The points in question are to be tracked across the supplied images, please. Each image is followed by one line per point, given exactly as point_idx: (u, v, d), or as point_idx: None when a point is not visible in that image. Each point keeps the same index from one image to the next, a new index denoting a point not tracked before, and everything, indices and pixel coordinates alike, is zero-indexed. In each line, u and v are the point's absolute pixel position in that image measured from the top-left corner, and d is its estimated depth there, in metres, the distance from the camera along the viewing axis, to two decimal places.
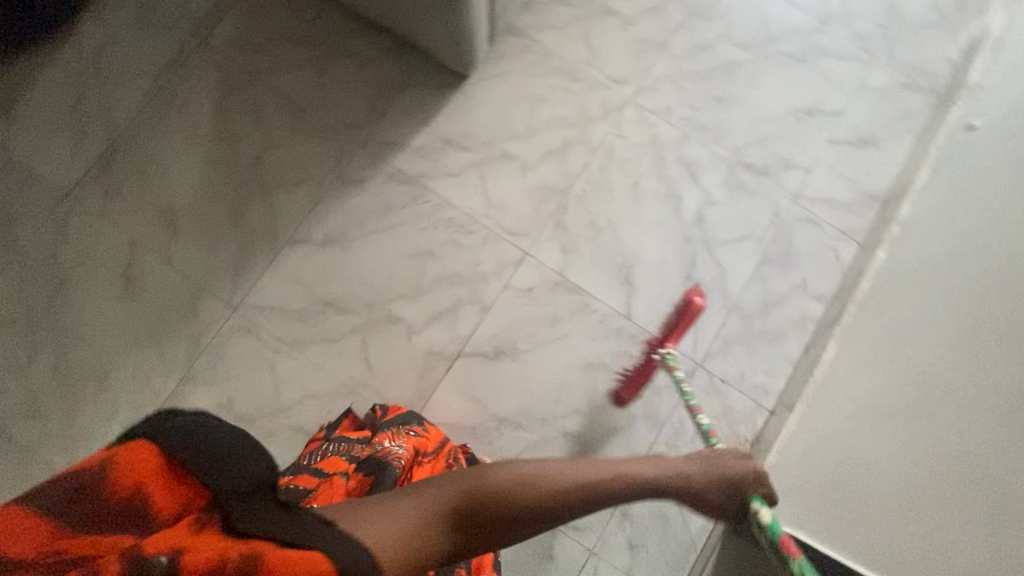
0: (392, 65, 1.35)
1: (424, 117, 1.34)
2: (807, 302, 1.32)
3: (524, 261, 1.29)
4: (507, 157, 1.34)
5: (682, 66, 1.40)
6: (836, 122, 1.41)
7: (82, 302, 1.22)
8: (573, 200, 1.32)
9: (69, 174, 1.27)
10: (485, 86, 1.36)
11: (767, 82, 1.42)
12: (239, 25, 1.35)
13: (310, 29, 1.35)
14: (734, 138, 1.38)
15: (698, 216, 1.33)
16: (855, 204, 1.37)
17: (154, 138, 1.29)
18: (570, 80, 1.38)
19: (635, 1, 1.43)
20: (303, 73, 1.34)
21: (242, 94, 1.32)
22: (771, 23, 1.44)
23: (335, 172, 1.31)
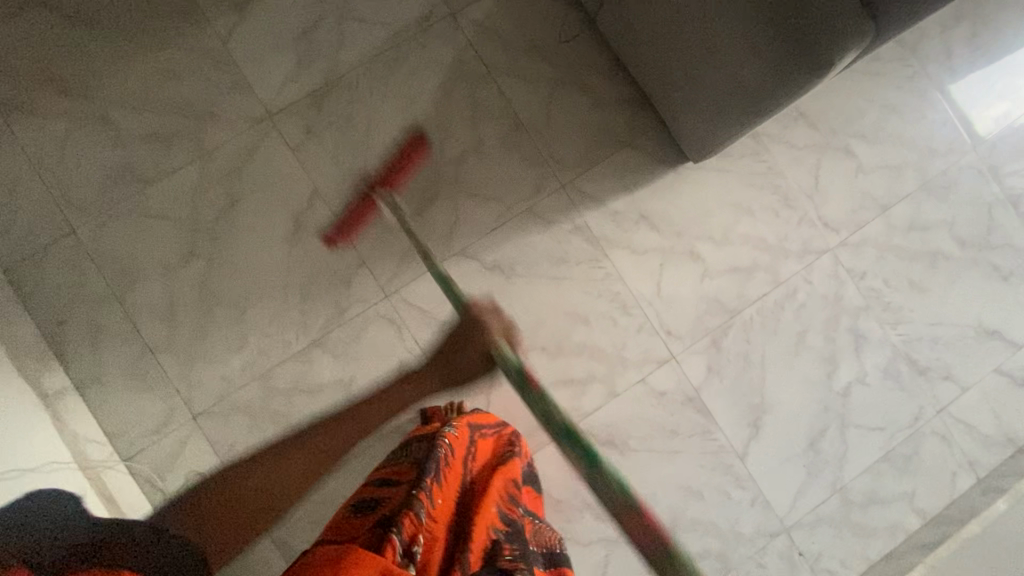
0: (623, 118, 1.29)
1: (632, 183, 1.30)
2: (907, 513, 1.31)
3: (667, 363, 1.27)
4: (692, 255, 1.30)
5: (893, 236, 1.35)
6: (1012, 354, 1.36)
7: (247, 228, 1.20)
8: (736, 325, 1.29)
9: (279, 97, 1.23)
10: (701, 177, 1.31)
11: (965, 286, 1.36)
12: (493, 14, 1.28)
13: (560, 49, 1.29)
14: (910, 329, 1.34)
15: (844, 390, 1.31)
16: (993, 441, 1.34)
17: (371, 94, 1.25)
18: (782, 206, 1.32)
19: (877, 152, 1.36)
20: (535, 90, 1.28)
21: (470, 86, 1.27)
22: (993, 230, 1.38)
23: (527, 202, 1.27)
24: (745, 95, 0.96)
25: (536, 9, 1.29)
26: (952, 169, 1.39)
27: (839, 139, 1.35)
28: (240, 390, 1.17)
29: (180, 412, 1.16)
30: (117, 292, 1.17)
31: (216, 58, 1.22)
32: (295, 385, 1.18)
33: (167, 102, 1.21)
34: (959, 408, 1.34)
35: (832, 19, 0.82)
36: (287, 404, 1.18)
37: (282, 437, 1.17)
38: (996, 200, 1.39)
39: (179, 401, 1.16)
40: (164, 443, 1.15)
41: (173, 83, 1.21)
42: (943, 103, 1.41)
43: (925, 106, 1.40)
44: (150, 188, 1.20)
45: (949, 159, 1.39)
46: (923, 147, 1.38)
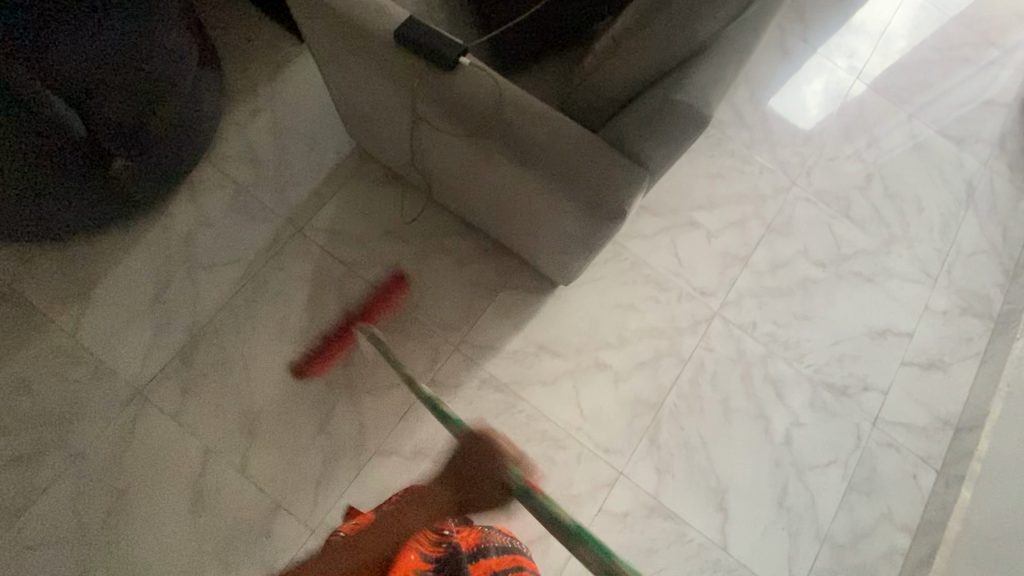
0: (489, 267, 1.36)
1: (519, 319, 1.33)
2: (894, 534, 1.31)
3: (618, 481, 1.25)
4: (600, 366, 1.33)
5: (763, 281, 1.45)
6: (907, 343, 1.46)
7: (143, 517, 1.11)
8: (665, 417, 1.31)
9: (145, 369, 1.19)
10: (579, 292, 1.38)
11: (841, 300, 1.47)
12: (338, 216, 1.34)
13: (410, 227, 1.36)
14: (815, 357, 1.41)
15: (786, 438, 1.34)
16: (931, 429, 1.39)
17: (239, 333, 1.23)
18: (659, 290, 1.41)
19: (717, 214, 1.50)
20: (400, 270, 1.32)
21: (337, 288, 1.29)
22: (842, 243, 1.53)
23: (428, 375, 1.27)
24: (576, 241, 1.01)
25: (376, 199, 1.37)
26: (786, 205, 1.54)
27: (683, 215, 1.48)
28: None
29: None
30: None
31: (69, 353, 1.18)
32: None
33: (24, 418, 1.13)
34: (890, 412, 1.40)
35: (608, 173, 0.86)
36: None
37: None
38: (832, 216, 1.55)
39: None
40: None
41: (25, 397, 1.14)
42: (753, 154, 1.59)
43: (741, 161, 1.57)
44: (23, 518, 1.08)
45: (779, 197, 1.55)
46: (754, 196, 1.54)
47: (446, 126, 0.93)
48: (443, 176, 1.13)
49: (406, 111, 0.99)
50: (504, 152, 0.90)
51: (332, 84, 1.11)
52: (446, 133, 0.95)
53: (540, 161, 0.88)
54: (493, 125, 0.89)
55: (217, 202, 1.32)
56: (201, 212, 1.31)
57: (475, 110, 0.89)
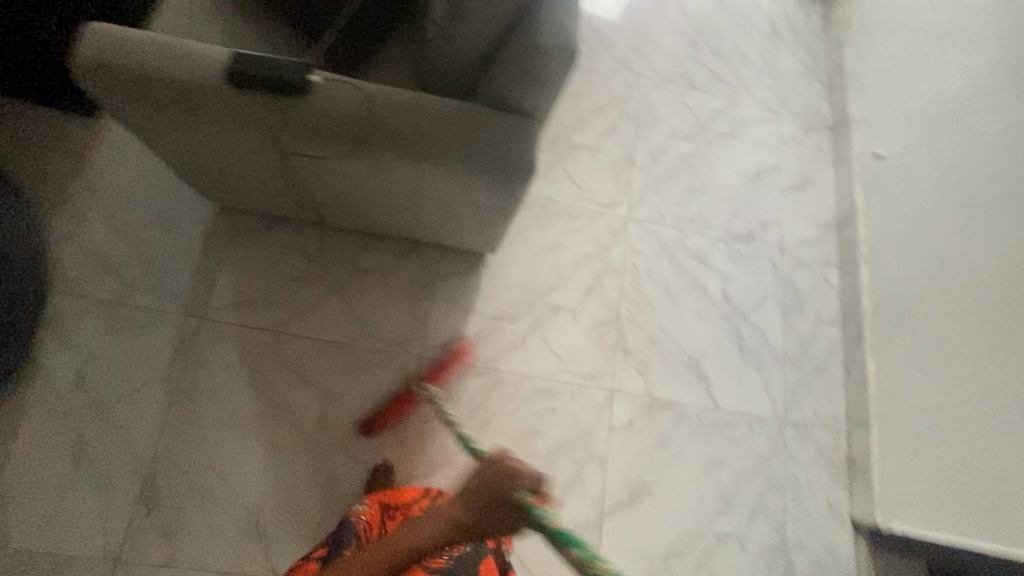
0: (414, 267, 1.32)
1: (466, 302, 1.33)
2: (828, 330, 1.54)
3: (614, 398, 1.35)
4: (555, 309, 1.38)
5: (652, 172, 1.57)
6: (779, 174, 1.67)
7: None
8: (627, 326, 1.41)
9: (110, 534, 1.06)
10: (507, 254, 1.39)
11: (718, 161, 1.63)
12: (237, 286, 1.23)
13: (316, 263, 1.27)
14: (718, 218, 1.57)
15: (725, 295, 1.50)
16: (822, 235, 1.63)
17: (195, 449, 1.13)
18: (574, 219, 1.47)
19: (591, 129, 1.57)
20: (330, 310, 1.25)
21: (275, 356, 1.21)
22: (700, 112, 1.67)
23: (407, 394, 1.24)
24: (493, 209, 1.01)
25: (267, 252, 1.26)
26: (643, 98, 1.64)
27: (563, 144, 1.53)
28: None
29: None
30: None
31: (13, 563, 1.02)
32: None
33: None
34: (789, 236, 1.61)
35: (500, 135, 0.86)
36: None
37: None
38: (683, 91, 1.68)
39: None
40: None
41: None
42: (597, 62, 1.65)
43: (590, 72, 1.63)
44: None
45: (634, 92, 1.64)
46: (613, 100, 1.61)
47: (322, 151, 0.88)
48: (334, 199, 1.06)
49: (270, 151, 0.91)
50: (394, 153, 0.86)
51: (171, 156, 1.00)
52: (326, 158, 0.89)
53: (433, 148, 0.86)
54: (372, 130, 0.85)
55: (94, 330, 1.15)
56: (81, 349, 1.14)
57: (347, 122, 0.84)
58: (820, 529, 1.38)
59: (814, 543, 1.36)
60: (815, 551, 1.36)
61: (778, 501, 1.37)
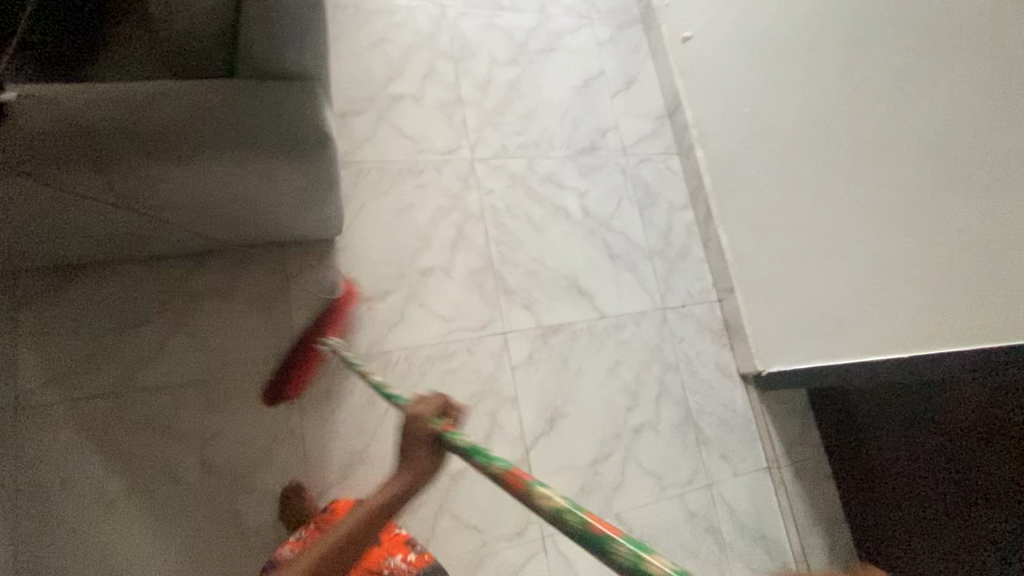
0: (258, 273, 1.19)
1: (330, 294, 1.24)
2: (682, 215, 1.65)
3: (508, 339, 1.36)
4: (425, 272, 1.33)
5: (484, 106, 1.52)
6: (605, 78, 1.69)
7: None
8: (501, 267, 1.40)
9: None
10: (357, 230, 1.30)
11: (545, 79, 1.61)
12: (47, 357, 1.05)
13: (140, 303, 1.11)
14: (559, 136, 1.57)
15: (585, 210, 1.53)
16: (656, 128, 1.70)
17: (62, 546, 0.99)
18: (418, 175, 1.39)
19: (409, 75, 1.46)
20: (174, 348, 1.11)
21: (125, 418, 1.06)
22: (514, 32, 1.62)
23: (295, 406, 1.16)
24: (309, 194, 0.94)
25: (72, 312, 1.07)
26: (453, 30, 1.55)
27: (383, 98, 1.42)
28: None
29: None
30: None
31: None
32: None
33: None
34: (629, 135, 1.66)
35: (274, 105, 0.81)
36: None
37: None
38: (492, 14, 1.62)
39: None
40: None
41: None
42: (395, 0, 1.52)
43: (390, 13, 1.50)
44: None
45: (443, 24, 1.55)
46: (423, 38, 1.51)
47: (76, 179, 0.77)
48: (127, 233, 0.94)
49: (12, 199, 0.78)
50: (162, 157, 0.79)
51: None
52: (84, 187, 0.79)
53: (205, 138, 0.80)
54: (125, 137, 0.77)
55: None
56: None
57: (93, 137, 0.76)
58: (715, 391, 1.53)
59: (714, 405, 1.52)
60: (716, 410, 1.52)
61: (676, 380, 1.50)
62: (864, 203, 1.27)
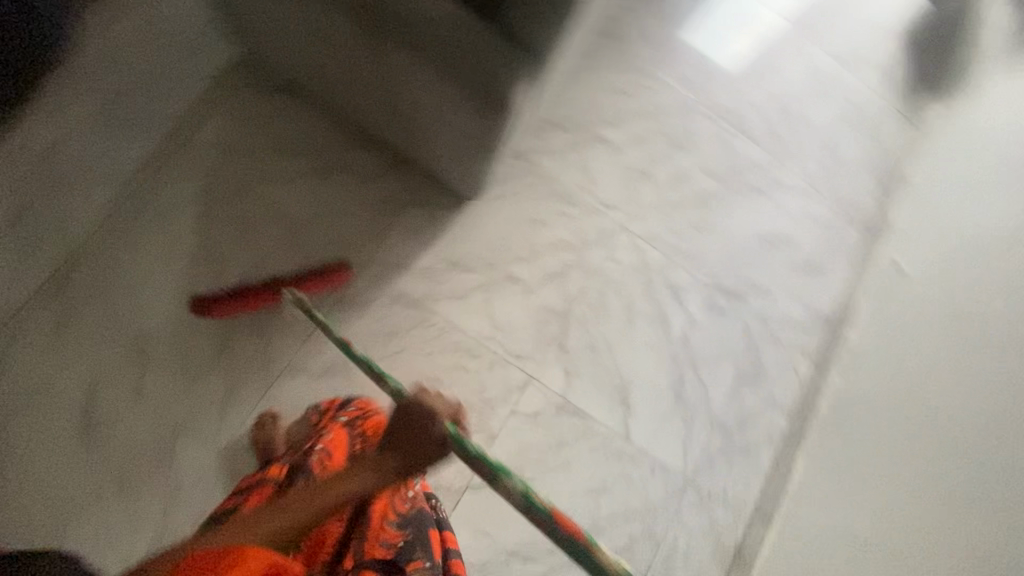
0: (395, 182, 1.32)
1: (428, 237, 1.32)
2: (774, 417, 1.46)
3: (529, 385, 1.31)
4: (510, 279, 1.36)
5: (666, 194, 1.52)
6: (792, 249, 1.59)
7: (32, 446, 1.07)
8: (573, 325, 1.37)
9: (17, 294, 1.11)
10: (488, 207, 1.38)
11: (735, 211, 1.57)
12: (225, 129, 1.26)
13: (306, 141, 1.29)
14: (711, 263, 1.51)
15: (684, 339, 1.44)
16: (809, 324, 1.55)
17: (123, 252, 1.17)
18: (567, 205, 1.44)
19: (624, 130, 1.53)
20: (300, 186, 1.27)
21: (231, 206, 1.23)
22: (739, 157, 1.61)
23: (336, 293, 1.25)
24: (475, 139, 1.05)
25: (265, 113, 1.28)
26: (688, 123, 1.60)
27: (589, 132, 1.50)
28: None
29: None
30: None
31: None
32: None
33: None
34: (776, 310, 1.53)
35: (485, 54, 0.88)
36: None
37: None
38: (731, 133, 1.63)
39: None
40: None
41: None
42: (658, 72, 1.62)
43: (647, 78, 1.60)
44: None
45: (682, 113, 1.60)
46: (658, 112, 1.58)
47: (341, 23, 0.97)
48: (338, 84, 1.13)
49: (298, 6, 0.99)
50: (398, 44, 0.94)
51: None
52: (338, 22, 0.97)
53: (428, 49, 0.92)
54: (381, 15, 0.92)
55: None
56: None
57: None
58: None
59: None
60: None
61: (648, 555, 1.30)
62: (870, 460, 1.20)
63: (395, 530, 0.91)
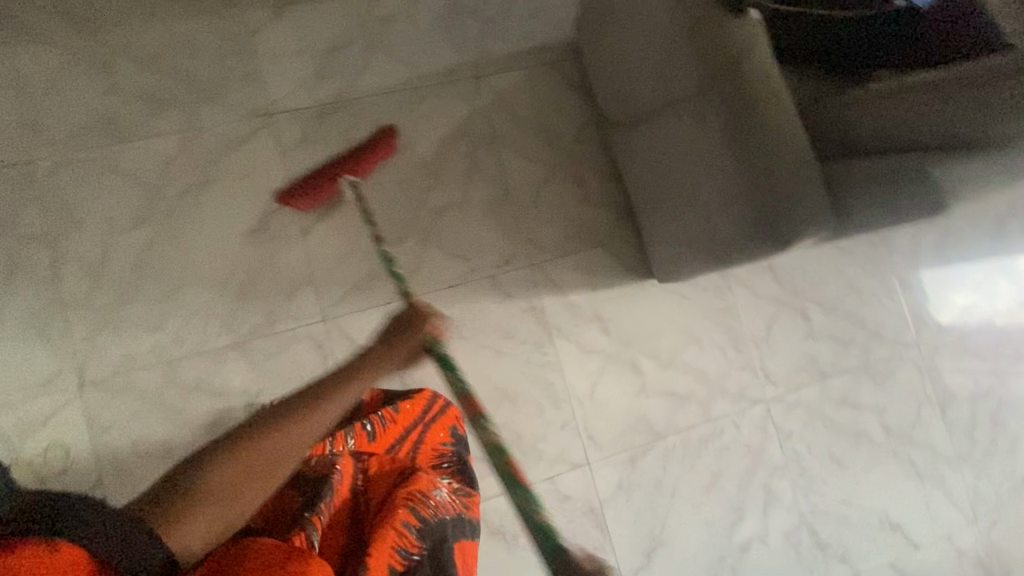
0: (606, 221, 1.31)
1: (597, 283, 1.30)
2: None
3: (580, 467, 1.25)
4: (634, 369, 1.30)
5: (826, 406, 1.40)
6: (907, 549, 1.39)
7: (208, 210, 1.18)
8: (657, 450, 1.29)
9: (286, 97, 1.23)
10: (666, 296, 1.33)
11: (878, 471, 1.40)
12: (515, 87, 1.33)
13: (566, 140, 1.33)
14: (820, 499, 1.36)
15: (743, 544, 1.30)
16: None
17: (376, 123, 1.26)
18: (731, 346, 1.35)
19: (830, 322, 1.42)
20: (532, 170, 1.31)
21: (474, 146, 1.30)
22: (919, 427, 1.44)
23: (493, 270, 1.27)
24: (716, 249, 1.02)
25: (554, 96, 1.33)
26: (893, 360, 1.45)
27: (797, 301, 1.41)
28: (137, 375, 1.11)
29: (68, 377, 1.09)
30: (53, 233, 1.12)
31: (240, 43, 1.23)
32: (198, 383, 1.13)
33: (177, 74, 1.20)
34: None
35: (789, 216, 0.86)
36: (184, 402, 1.12)
37: (167, 442, 1.10)
38: (928, 399, 1.46)
39: (70, 366, 1.09)
40: (47, 401, 1.08)
41: (189, 57, 1.21)
42: (900, 295, 1.47)
43: (886, 294, 1.47)
44: (123, 145, 1.16)
45: (895, 348, 1.45)
46: (872, 330, 1.44)
47: (688, 73, 0.91)
48: (636, 115, 1.11)
49: (658, 45, 0.96)
50: (725, 136, 0.89)
51: None
52: (681, 81, 0.93)
53: (752, 163, 0.87)
54: (737, 107, 0.87)
55: (432, 7, 1.31)
56: (412, 6, 1.30)
57: (728, 79, 0.87)
58: None
59: None
60: None
61: None
62: None
63: (415, 539, 0.82)
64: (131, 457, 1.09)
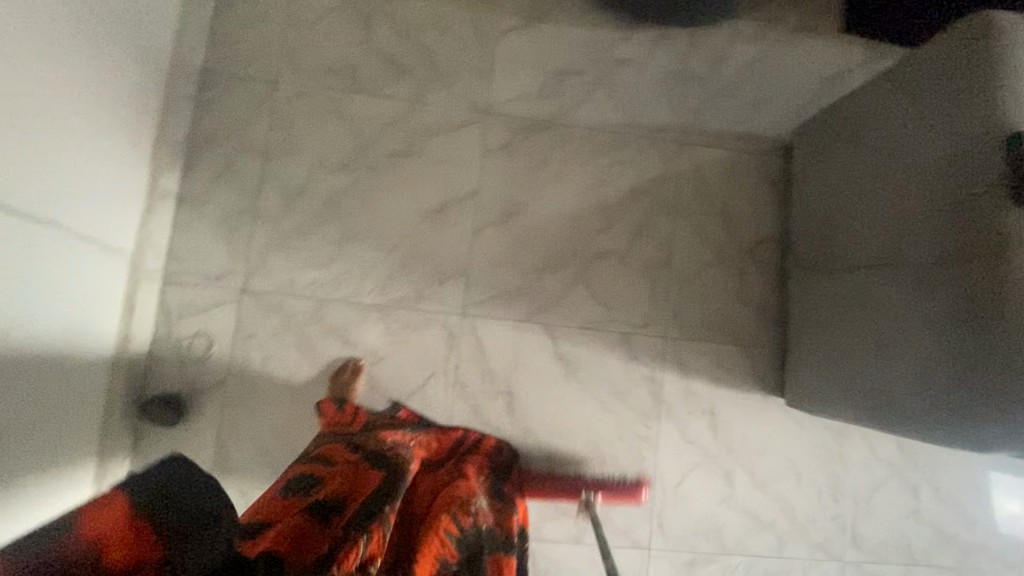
0: (754, 324, 1.28)
1: (723, 380, 1.27)
2: None
3: (639, 549, 1.23)
4: (727, 477, 1.26)
5: None
6: None
7: (401, 178, 1.24)
8: (718, 564, 1.25)
9: (505, 102, 1.29)
10: (784, 421, 1.28)
11: None
12: (714, 165, 1.33)
13: (744, 232, 1.31)
14: None
15: None
16: None
17: (575, 153, 1.30)
18: (829, 494, 1.30)
19: (940, 511, 1.33)
20: (702, 248, 1.29)
21: (656, 206, 1.30)
22: None
23: (629, 328, 1.26)
24: (887, 399, 0.99)
25: (748, 186, 1.32)
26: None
27: (914, 476, 1.33)
28: (291, 299, 1.19)
29: (237, 278, 1.18)
30: (270, 149, 1.22)
31: (484, 40, 1.30)
32: (338, 328, 1.20)
33: (421, 48, 1.28)
34: None
35: (995, 399, 0.81)
36: (320, 339, 1.19)
37: (293, 369, 1.18)
38: None
39: (242, 270, 1.19)
40: (211, 292, 1.18)
41: (436, 36, 1.28)
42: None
43: (1009, 507, 1.36)
44: (354, 94, 1.25)
45: (996, 565, 1.35)
46: (980, 537, 1.34)
47: (943, 211, 0.89)
48: (849, 230, 1.10)
49: (912, 201, 0.95)
50: (956, 317, 0.86)
51: (877, 105, 1.05)
52: (923, 245, 0.92)
53: (976, 354, 0.83)
54: (981, 294, 0.83)
55: (665, 64, 1.34)
56: (647, 58, 1.33)
57: (979, 264, 0.83)
58: None
59: None
60: None
61: None
62: None
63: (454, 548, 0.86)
64: (258, 369, 1.17)
